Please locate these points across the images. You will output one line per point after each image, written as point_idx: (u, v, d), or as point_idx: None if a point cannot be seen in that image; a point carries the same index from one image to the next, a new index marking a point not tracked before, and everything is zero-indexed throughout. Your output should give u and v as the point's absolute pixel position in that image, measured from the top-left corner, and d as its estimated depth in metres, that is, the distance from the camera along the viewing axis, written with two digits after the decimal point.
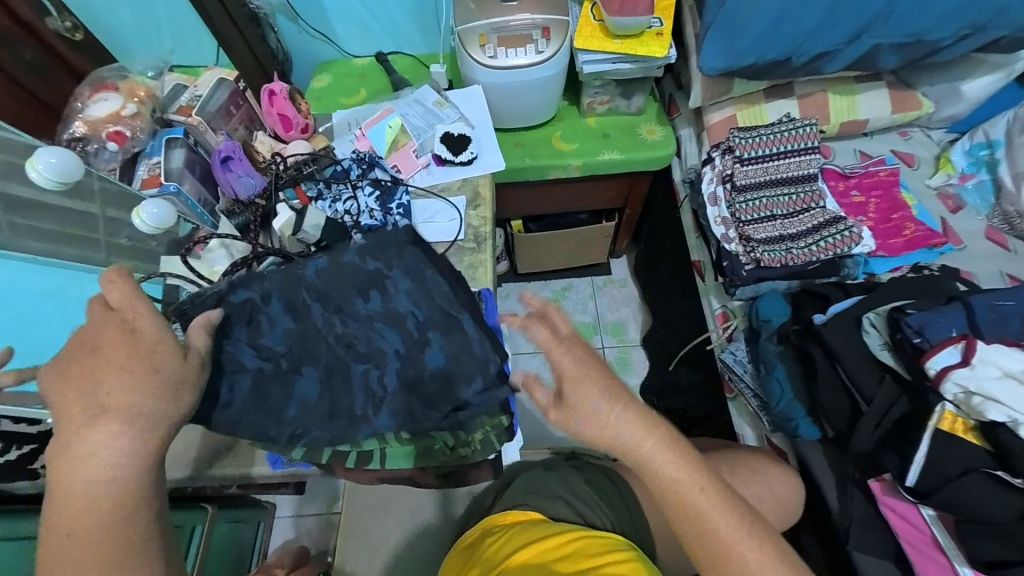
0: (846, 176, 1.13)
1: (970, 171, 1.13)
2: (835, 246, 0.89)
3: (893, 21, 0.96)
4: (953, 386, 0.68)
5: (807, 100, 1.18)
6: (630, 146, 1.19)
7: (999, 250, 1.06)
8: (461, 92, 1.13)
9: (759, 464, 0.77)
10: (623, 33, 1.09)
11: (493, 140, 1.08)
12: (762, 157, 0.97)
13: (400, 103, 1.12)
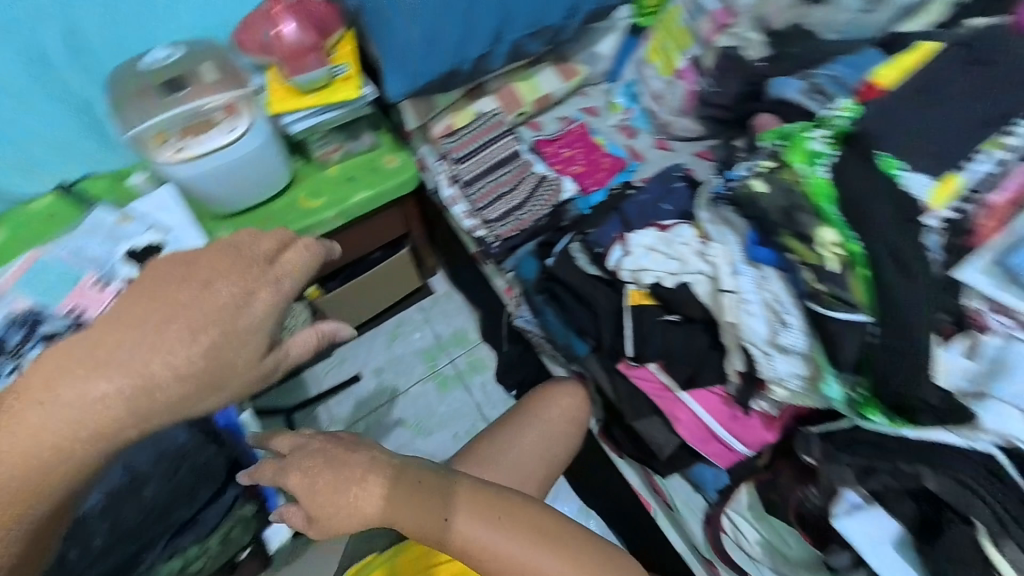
0: (553, 140, 1.41)
1: (629, 106, 1.49)
2: (548, 201, 1.08)
3: (514, 20, 1.21)
4: (626, 272, 0.81)
5: (500, 93, 1.41)
6: (375, 180, 1.24)
7: (665, 154, 1.39)
8: (147, 200, 1.05)
9: (563, 389, 0.93)
10: (313, 87, 1.14)
11: (194, 232, 1.01)
12: (473, 151, 1.16)
13: (66, 241, 1.00)
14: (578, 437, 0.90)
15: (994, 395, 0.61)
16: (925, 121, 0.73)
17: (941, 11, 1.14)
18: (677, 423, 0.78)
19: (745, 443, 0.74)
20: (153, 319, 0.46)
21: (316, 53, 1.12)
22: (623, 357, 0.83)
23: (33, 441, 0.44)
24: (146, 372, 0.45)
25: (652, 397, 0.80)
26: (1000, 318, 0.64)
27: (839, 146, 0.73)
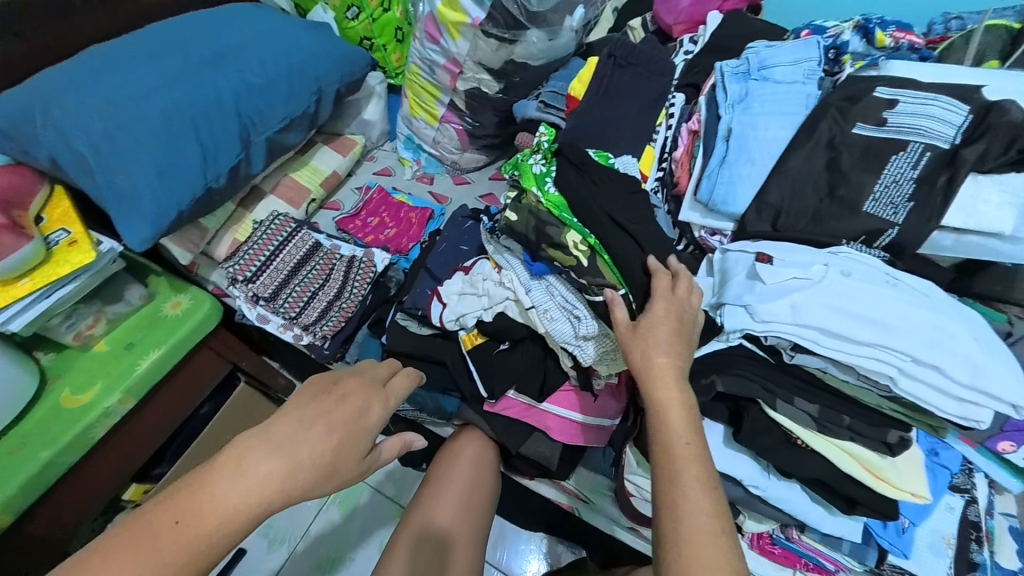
0: (356, 214, 1.40)
1: (417, 157, 1.55)
2: (365, 280, 1.06)
3: (257, 122, 1.18)
4: (452, 324, 0.82)
5: (281, 190, 1.35)
6: (161, 336, 1.09)
7: (465, 187, 1.50)
8: None
9: (458, 444, 0.96)
10: (21, 270, 0.91)
11: None
12: (265, 263, 1.08)
13: None
14: (477, 476, 0.93)
15: (728, 300, 0.67)
16: (615, 119, 0.94)
17: (612, 15, 1.41)
18: (552, 433, 0.82)
19: (606, 414, 0.82)
20: (280, 434, 0.55)
21: (12, 231, 0.91)
22: (485, 398, 0.84)
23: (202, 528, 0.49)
24: (268, 475, 0.53)
25: (522, 419, 0.84)
26: (718, 237, 0.83)
27: (553, 163, 0.83)
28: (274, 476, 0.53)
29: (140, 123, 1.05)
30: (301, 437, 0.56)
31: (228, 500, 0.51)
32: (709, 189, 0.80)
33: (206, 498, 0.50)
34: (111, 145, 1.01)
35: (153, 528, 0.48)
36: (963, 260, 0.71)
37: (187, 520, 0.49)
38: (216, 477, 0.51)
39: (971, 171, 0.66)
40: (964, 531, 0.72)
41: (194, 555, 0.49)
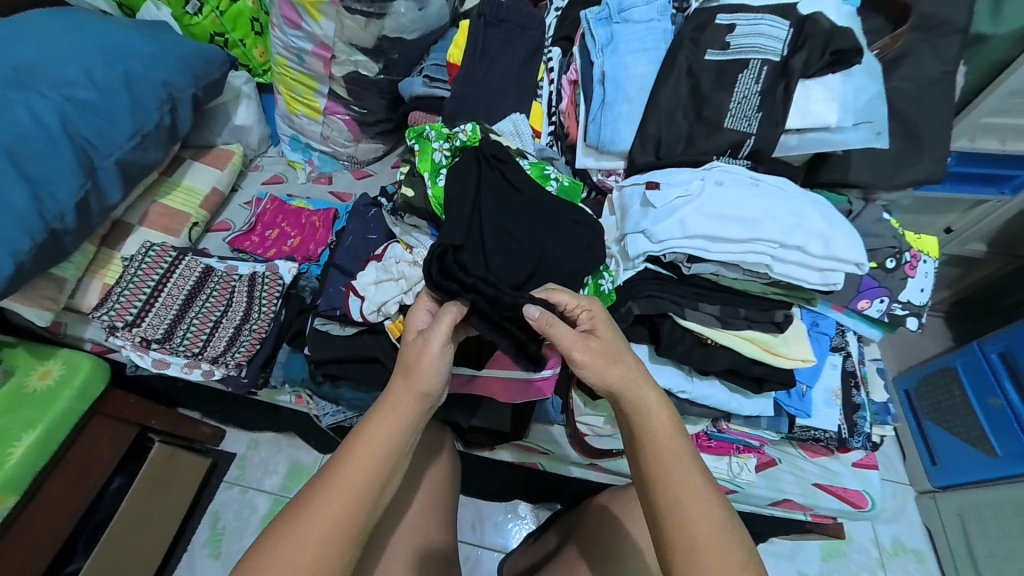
0: (249, 230, 1.27)
1: (307, 157, 1.43)
2: (273, 295, 0.98)
3: (98, 145, 1.01)
4: (375, 315, 0.78)
5: (150, 219, 1.19)
6: (34, 414, 0.94)
7: (368, 180, 1.42)
8: None
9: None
10: None
11: None
12: (148, 301, 0.95)
13: None
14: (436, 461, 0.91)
15: (628, 230, 0.72)
16: (498, 82, 0.94)
17: None
18: (499, 397, 0.84)
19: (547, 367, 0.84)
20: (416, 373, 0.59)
21: None
22: None
23: (365, 458, 0.56)
24: (405, 418, 0.59)
25: (467, 390, 0.85)
26: (613, 177, 0.87)
27: (457, 156, 0.78)
28: (408, 420, 0.59)
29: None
30: (391, 418, 0.58)
31: (375, 448, 0.57)
32: (596, 132, 0.84)
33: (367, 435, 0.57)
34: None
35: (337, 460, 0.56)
36: (807, 155, 0.82)
37: (356, 448, 0.57)
38: (362, 430, 0.58)
39: (800, 77, 0.77)
40: (847, 381, 0.86)
41: (371, 477, 0.56)
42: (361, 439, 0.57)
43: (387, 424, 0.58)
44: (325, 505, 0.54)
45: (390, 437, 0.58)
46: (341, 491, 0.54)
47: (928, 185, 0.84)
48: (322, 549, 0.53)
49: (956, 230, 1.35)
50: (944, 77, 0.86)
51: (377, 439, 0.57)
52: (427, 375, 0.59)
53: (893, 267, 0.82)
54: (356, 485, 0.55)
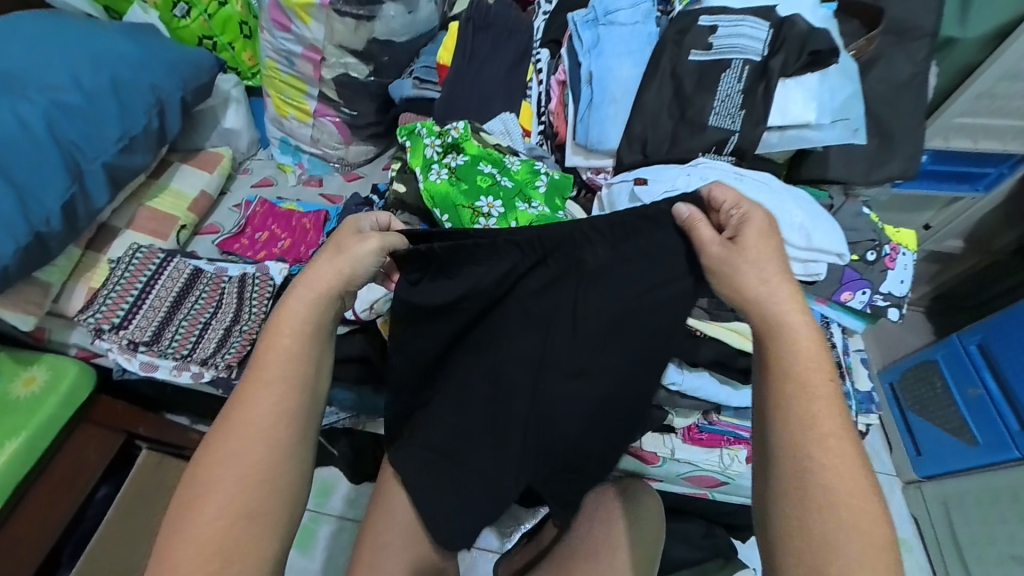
0: (239, 233, 1.27)
1: (297, 160, 1.43)
2: (264, 296, 0.97)
3: (85, 148, 1.00)
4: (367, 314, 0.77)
5: (138, 223, 1.17)
6: (18, 421, 0.92)
7: (359, 182, 1.42)
8: None
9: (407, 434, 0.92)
10: None
11: None
12: (136, 303, 0.93)
13: None
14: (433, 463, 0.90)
15: None
16: (487, 83, 0.95)
17: None
18: None
19: None
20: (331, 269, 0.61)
21: None
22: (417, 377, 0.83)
23: (283, 348, 0.58)
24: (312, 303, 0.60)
25: None
26: (602, 175, 0.89)
27: (449, 152, 0.75)
28: (322, 300, 0.61)
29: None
30: (298, 301, 0.60)
31: (284, 344, 0.58)
32: (584, 131, 0.86)
33: (282, 326, 0.59)
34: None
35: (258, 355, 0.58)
36: (789, 152, 0.85)
37: (272, 337, 0.58)
38: (276, 318, 0.59)
39: (779, 77, 0.79)
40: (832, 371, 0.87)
41: (291, 360, 0.58)
42: (275, 333, 0.59)
43: (306, 302, 0.60)
44: (257, 397, 0.56)
45: (301, 326, 0.59)
46: (267, 380, 0.57)
47: (904, 181, 0.87)
48: (267, 431, 0.55)
49: (934, 226, 1.39)
50: (915, 78, 0.90)
51: (294, 324, 0.59)
52: (331, 265, 0.60)
53: (873, 260, 0.85)
54: (284, 369, 0.58)
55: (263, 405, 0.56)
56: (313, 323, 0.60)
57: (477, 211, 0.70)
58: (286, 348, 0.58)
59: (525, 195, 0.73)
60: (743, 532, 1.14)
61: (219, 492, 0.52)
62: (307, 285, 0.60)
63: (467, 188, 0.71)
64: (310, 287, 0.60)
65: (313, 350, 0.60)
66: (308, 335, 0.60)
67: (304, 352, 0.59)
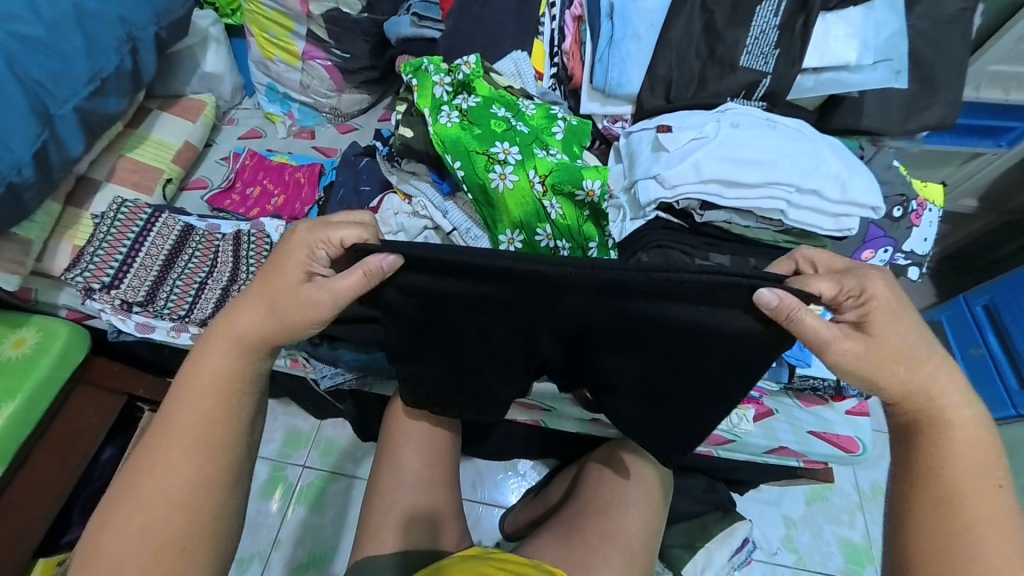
0: (229, 188, 1.20)
1: (286, 110, 1.36)
2: (260, 254, 0.92)
3: (53, 89, 0.90)
4: None
5: (119, 175, 1.10)
6: (12, 383, 0.90)
7: (353, 134, 1.35)
8: None
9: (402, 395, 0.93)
10: None
11: None
12: (125, 261, 0.88)
13: None
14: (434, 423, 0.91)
15: (638, 176, 0.68)
16: (496, 17, 0.85)
17: None
18: None
19: None
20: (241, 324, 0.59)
21: None
22: None
23: (195, 398, 0.57)
24: (226, 352, 0.58)
25: None
26: (620, 124, 0.82)
27: (459, 92, 0.68)
28: (238, 348, 0.59)
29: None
30: (210, 349, 0.58)
31: (202, 389, 0.57)
32: (603, 73, 0.79)
33: (195, 374, 0.58)
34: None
35: (172, 407, 0.57)
36: (822, 99, 0.79)
37: (187, 384, 0.57)
38: (193, 362, 0.59)
39: (820, 11, 0.73)
40: None
41: (205, 411, 0.56)
42: (191, 382, 0.58)
43: (226, 353, 0.58)
44: (169, 441, 0.55)
45: (218, 376, 0.58)
46: (184, 430, 0.56)
47: (937, 131, 0.82)
48: (187, 476, 0.54)
49: (951, 184, 1.35)
50: (964, 14, 0.82)
51: (213, 369, 0.58)
52: (246, 313, 0.59)
53: (900, 215, 0.81)
54: (200, 421, 0.56)
55: (186, 447, 0.55)
56: (226, 372, 0.58)
57: (492, 157, 0.64)
58: (199, 397, 0.57)
59: (543, 142, 0.67)
60: (742, 486, 1.18)
61: (125, 523, 0.53)
62: (223, 334, 0.59)
63: (480, 133, 0.65)
64: (225, 333, 0.59)
65: (226, 407, 0.57)
66: (228, 386, 0.58)
67: (222, 407, 0.57)
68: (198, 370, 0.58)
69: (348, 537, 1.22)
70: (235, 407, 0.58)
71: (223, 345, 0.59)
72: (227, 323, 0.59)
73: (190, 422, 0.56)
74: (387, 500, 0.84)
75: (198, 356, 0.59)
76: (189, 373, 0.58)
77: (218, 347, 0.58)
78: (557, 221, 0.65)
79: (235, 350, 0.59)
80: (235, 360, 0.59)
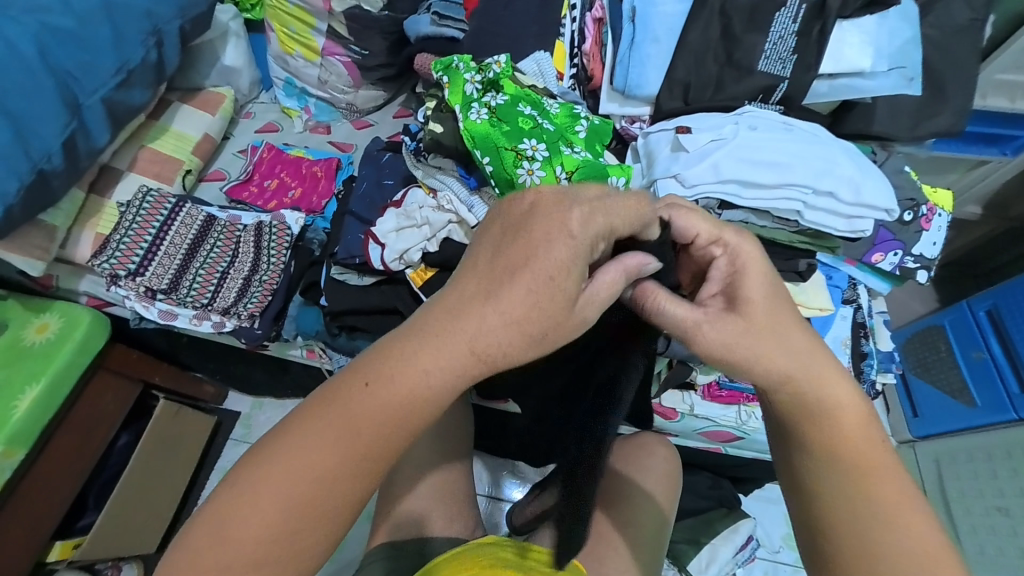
0: (247, 180, 1.22)
1: (303, 105, 1.38)
2: (282, 245, 0.94)
3: (81, 79, 0.92)
4: (396, 262, 0.74)
5: (140, 165, 1.12)
6: (36, 367, 0.92)
7: (369, 130, 1.37)
8: None
9: None
10: None
11: None
12: (150, 249, 0.90)
13: None
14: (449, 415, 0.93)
15: (657, 175, 0.70)
16: (518, 18, 0.87)
17: None
18: None
19: None
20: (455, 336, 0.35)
21: None
22: None
23: (357, 430, 0.35)
24: (431, 377, 0.35)
25: None
26: (637, 125, 0.85)
27: (488, 89, 0.69)
28: (450, 373, 0.35)
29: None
30: (417, 359, 0.35)
31: (367, 422, 0.35)
32: (623, 75, 0.81)
33: (371, 393, 0.36)
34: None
35: (327, 420, 0.36)
36: (835, 105, 0.81)
37: (362, 405, 0.35)
38: (385, 364, 0.36)
39: (836, 19, 0.75)
40: (856, 331, 0.87)
41: (353, 463, 0.35)
42: (361, 401, 0.36)
43: (422, 377, 0.35)
44: (285, 479, 0.35)
45: (401, 404, 0.35)
46: (318, 462, 0.35)
47: (947, 137, 0.84)
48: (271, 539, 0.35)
49: (956, 190, 1.38)
50: (974, 24, 0.84)
51: (400, 392, 0.35)
52: (481, 319, 0.35)
53: (910, 220, 0.83)
54: (345, 465, 0.35)
55: (302, 487, 0.35)
56: (411, 409, 0.36)
57: (519, 153, 0.66)
58: (367, 425, 0.35)
59: (566, 140, 0.69)
60: (747, 484, 1.19)
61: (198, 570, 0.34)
62: (435, 343, 0.35)
63: (509, 130, 0.67)
64: (444, 344, 0.35)
65: (385, 468, 0.36)
66: (399, 432, 0.36)
67: (379, 455, 0.36)
68: (389, 388, 0.36)
69: (358, 528, 1.23)
70: (388, 473, 0.37)
71: (435, 368, 0.35)
72: (465, 321, 0.35)
73: (322, 453, 0.35)
74: (403, 487, 0.86)
75: (401, 353, 0.36)
76: (370, 383, 0.36)
77: (431, 357, 0.35)
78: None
79: (445, 375, 0.36)
80: (440, 398, 0.36)
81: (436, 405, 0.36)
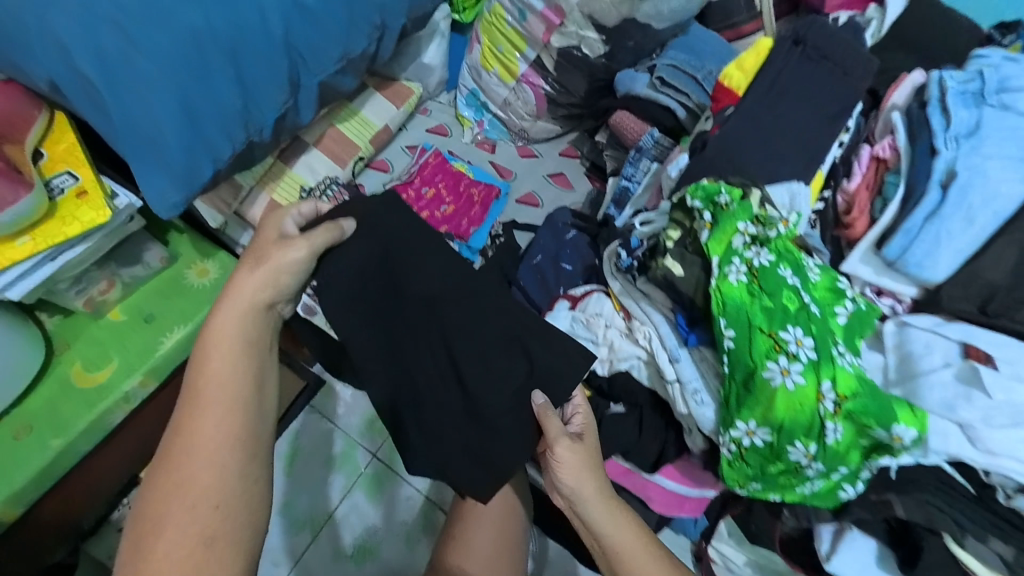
0: (408, 181, 1.21)
1: (478, 117, 1.34)
2: None
3: (309, 61, 0.92)
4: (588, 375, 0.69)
5: (324, 142, 1.15)
6: (188, 309, 0.98)
7: (531, 160, 1.30)
8: None
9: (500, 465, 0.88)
10: (20, 227, 0.77)
11: None
12: None
13: None
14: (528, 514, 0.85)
15: (936, 413, 0.57)
16: (789, 128, 0.70)
17: None
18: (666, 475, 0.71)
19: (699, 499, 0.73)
20: (230, 329, 0.62)
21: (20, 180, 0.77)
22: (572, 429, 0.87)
23: (206, 432, 0.58)
24: (223, 357, 0.61)
25: (620, 480, 0.74)
26: (892, 302, 0.68)
27: (765, 247, 0.60)
28: (235, 351, 0.62)
29: (151, 33, 0.76)
30: (208, 361, 0.61)
31: (202, 417, 0.59)
32: (903, 247, 0.63)
33: (199, 404, 0.59)
34: (115, 68, 0.76)
35: (181, 444, 0.58)
36: None
37: (196, 404, 0.59)
38: (192, 378, 0.61)
39: None
40: None
41: (219, 443, 0.58)
42: (197, 414, 0.59)
43: (222, 364, 0.61)
44: (178, 478, 0.57)
45: (220, 394, 0.60)
46: (197, 460, 0.57)
47: None
48: (197, 529, 0.55)
49: None
50: None
51: (215, 386, 0.60)
52: (228, 315, 0.62)
53: None
54: (213, 454, 0.58)
55: (205, 484, 0.57)
56: (230, 385, 0.60)
57: (779, 344, 0.56)
58: (210, 427, 0.58)
59: (835, 332, 0.57)
60: None
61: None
62: (215, 343, 0.61)
63: (773, 307, 0.57)
64: (219, 338, 0.62)
65: (240, 432, 0.59)
66: (232, 403, 0.60)
67: (235, 435, 0.59)
68: (209, 391, 0.60)
69: None
70: (246, 450, 0.60)
71: (223, 356, 0.61)
72: (218, 328, 0.62)
73: (196, 462, 0.57)
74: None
75: (195, 373, 0.61)
76: (191, 401, 0.60)
77: (218, 356, 0.61)
78: (829, 444, 0.55)
79: (237, 348, 0.62)
80: (238, 361, 0.62)
81: (239, 381, 0.61)
